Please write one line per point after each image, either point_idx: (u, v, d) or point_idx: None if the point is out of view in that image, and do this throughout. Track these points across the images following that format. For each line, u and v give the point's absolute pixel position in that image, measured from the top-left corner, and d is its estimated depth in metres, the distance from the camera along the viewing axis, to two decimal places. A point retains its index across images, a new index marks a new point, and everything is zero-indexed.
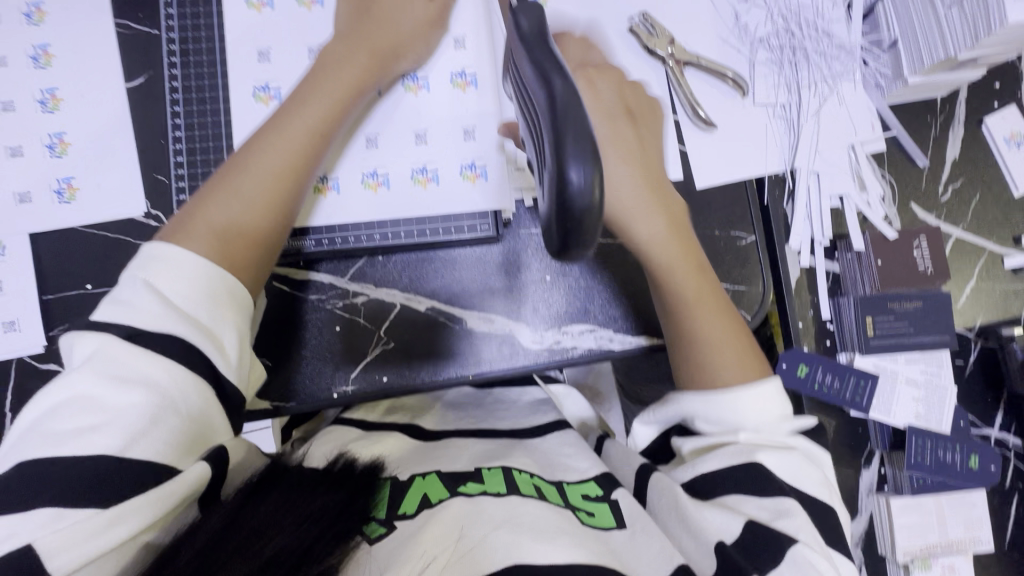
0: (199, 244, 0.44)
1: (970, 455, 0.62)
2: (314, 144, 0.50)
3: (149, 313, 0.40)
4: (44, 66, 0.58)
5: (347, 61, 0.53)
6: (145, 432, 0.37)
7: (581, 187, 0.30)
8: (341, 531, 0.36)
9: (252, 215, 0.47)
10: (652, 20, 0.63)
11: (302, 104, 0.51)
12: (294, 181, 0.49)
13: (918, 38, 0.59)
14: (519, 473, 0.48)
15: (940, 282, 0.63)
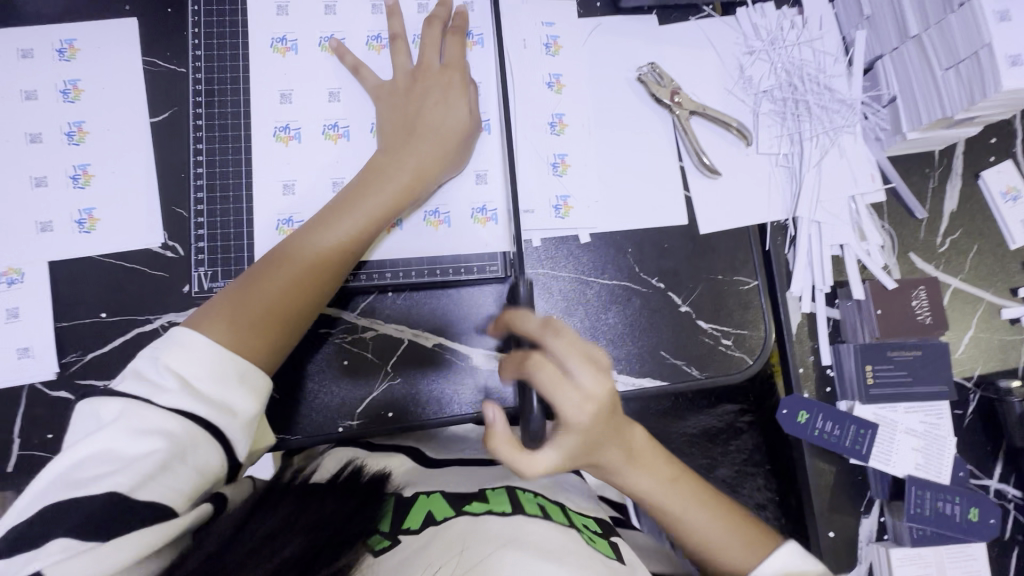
0: (227, 334, 0.45)
1: (970, 508, 0.62)
2: (350, 248, 0.52)
3: (164, 385, 0.41)
4: (73, 101, 0.60)
5: (389, 179, 0.54)
6: (155, 480, 0.39)
7: None
8: (343, 540, 0.39)
9: (269, 323, 0.48)
10: (659, 70, 0.65)
11: (340, 218, 0.52)
12: (320, 285, 0.51)
13: (916, 97, 0.62)
14: (523, 493, 0.51)
15: (939, 332, 0.64)
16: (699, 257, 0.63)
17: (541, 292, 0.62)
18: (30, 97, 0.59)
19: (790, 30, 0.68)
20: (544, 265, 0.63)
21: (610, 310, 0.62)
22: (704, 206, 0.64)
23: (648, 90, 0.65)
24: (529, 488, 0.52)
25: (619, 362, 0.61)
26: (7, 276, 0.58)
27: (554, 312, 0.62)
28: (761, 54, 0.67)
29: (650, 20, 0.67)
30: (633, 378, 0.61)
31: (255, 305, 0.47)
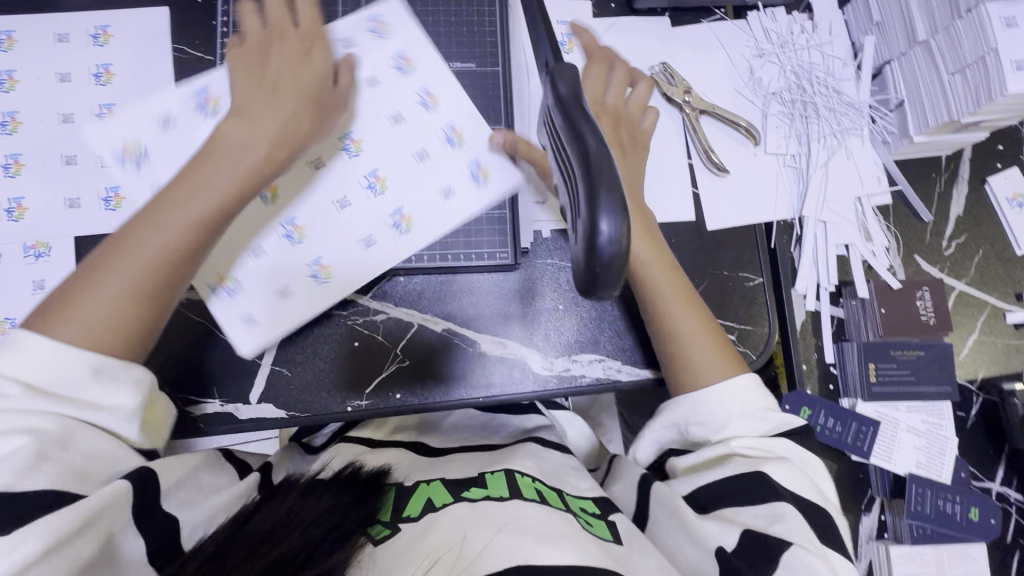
0: (73, 333, 0.43)
1: (971, 507, 0.62)
2: (202, 230, 0.48)
3: (7, 392, 0.41)
4: (104, 84, 0.62)
5: (240, 154, 0.50)
6: (43, 466, 0.39)
7: (609, 239, 0.28)
8: (346, 530, 0.39)
9: (113, 309, 0.45)
10: (671, 70, 0.67)
11: (185, 197, 0.48)
12: (167, 276, 0.47)
13: (924, 100, 0.63)
14: (522, 477, 0.50)
15: (942, 332, 0.64)
16: (706, 251, 0.64)
17: (549, 281, 0.64)
18: (64, 79, 0.62)
19: (800, 35, 0.69)
20: (553, 255, 0.64)
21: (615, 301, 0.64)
22: (711, 202, 0.65)
23: (660, 89, 0.67)
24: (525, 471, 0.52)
25: (623, 352, 0.63)
26: (34, 250, 0.60)
27: (561, 300, 0.64)
28: (771, 57, 0.69)
29: (663, 21, 0.69)
30: (635, 368, 0.63)
31: (100, 293, 0.45)
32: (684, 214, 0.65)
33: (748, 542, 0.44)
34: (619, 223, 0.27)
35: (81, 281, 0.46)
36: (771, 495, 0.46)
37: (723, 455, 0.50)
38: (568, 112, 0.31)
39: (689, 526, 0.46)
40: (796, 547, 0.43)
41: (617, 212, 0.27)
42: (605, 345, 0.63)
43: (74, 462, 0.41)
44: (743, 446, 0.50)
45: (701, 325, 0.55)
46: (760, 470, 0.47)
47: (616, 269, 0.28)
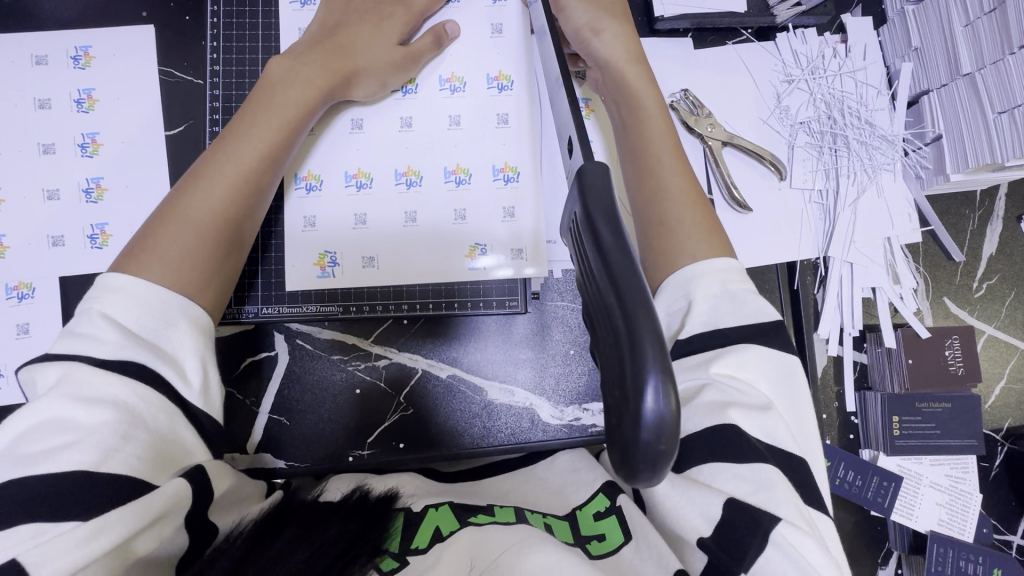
0: (155, 271, 0.44)
1: (993, 569, 0.59)
2: (263, 168, 0.50)
3: (105, 338, 0.40)
4: (87, 110, 0.58)
5: (299, 78, 0.52)
6: (118, 449, 0.36)
7: (654, 420, 0.22)
8: (349, 561, 0.35)
9: (200, 241, 0.46)
10: (694, 97, 0.63)
11: (250, 127, 0.50)
12: (248, 201, 0.49)
13: (964, 137, 0.59)
14: (531, 510, 0.47)
15: (970, 383, 0.61)
16: None
17: (560, 324, 0.61)
18: (44, 106, 0.58)
19: (832, 59, 0.64)
20: (564, 297, 0.61)
21: None
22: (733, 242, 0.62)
23: (681, 117, 0.62)
24: (537, 506, 0.48)
25: None
26: (17, 291, 0.56)
27: (573, 345, 0.61)
28: (800, 84, 0.64)
29: (686, 43, 0.64)
30: None
31: (187, 229, 0.46)
32: None
33: (732, 516, 0.38)
34: (663, 389, 0.22)
35: (160, 223, 0.46)
36: (754, 456, 0.39)
37: (700, 385, 0.43)
38: (603, 231, 0.25)
39: (664, 503, 0.40)
40: (786, 523, 0.37)
41: (662, 377, 0.22)
42: None
43: (148, 448, 0.38)
44: (725, 373, 0.42)
45: (693, 207, 0.49)
46: (727, 420, 0.40)
47: (660, 449, 0.23)
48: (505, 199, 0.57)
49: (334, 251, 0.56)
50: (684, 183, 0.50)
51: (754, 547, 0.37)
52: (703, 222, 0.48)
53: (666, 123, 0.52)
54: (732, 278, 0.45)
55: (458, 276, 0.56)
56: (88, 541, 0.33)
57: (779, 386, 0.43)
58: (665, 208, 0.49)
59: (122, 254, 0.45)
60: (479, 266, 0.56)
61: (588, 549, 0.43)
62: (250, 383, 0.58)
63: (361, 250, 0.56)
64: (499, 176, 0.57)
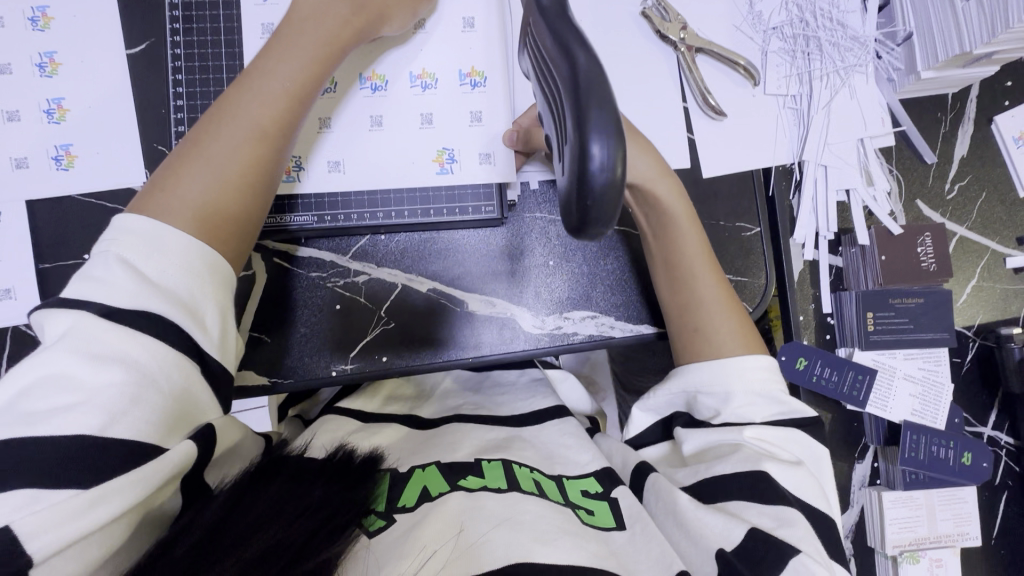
0: (174, 215, 0.40)
1: (964, 452, 0.62)
2: (289, 111, 0.45)
3: (122, 284, 0.37)
4: (43, 29, 0.56)
5: (327, 10, 0.48)
6: (127, 413, 0.34)
7: (603, 162, 0.28)
8: (340, 524, 0.35)
9: (228, 189, 0.43)
10: (666, 3, 0.61)
11: (277, 63, 0.46)
12: (276, 148, 0.45)
13: (933, 32, 0.59)
14: (519, 467, 0.47)
15: (943, 278, 0.63)
16: (702, 200, 0.62)
17: (539, 236, 0.61)
18: None
19: None
20: (542, 210, 0.61)
21: (606, 260, 0.62)
22: (709, 147, 0.61)
23: (653, 26, 0.61)
24: (524, 461, 0.48)
25: (616, 308, 0.61)
26: None
27: (552, 257, 0.61)
28: None
29: None
30: (630, 324, 0.61)
31: (209, 174, 0.42)
32: (680, 160, 0.61)
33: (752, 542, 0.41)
34: (607, 146, 0.28)
35: (181, 163, 0.43)
36: (779, 500, 0.44)
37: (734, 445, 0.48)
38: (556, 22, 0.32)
39: (686, 515, 0.44)
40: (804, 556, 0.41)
41: (607, 132, 0.28)
42: (598, 301, 0.61)
43: (162, 411, 0.36)
44: (757, 437, 0.48)
45: (718, 284, 0.55)
46: (760, 468, 0.45)
47: (610, 189, 0.28)
48: (473, 103, 0.58)
49: (298, 155, 0.55)
50: (718, 286, 0.55)
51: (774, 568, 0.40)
52: (729, 304, 0.55)
53: (694, 226, 0.56)
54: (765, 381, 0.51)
55: (425, 180, 0.57)
56: (84, 513, 0.31)
57: (802, 450, 0.49)
58: (706, 306, 0.54)
59: (140, 195, 0.42)
60: (449, 172, 0.57)
61: (578, 517, 0.43)
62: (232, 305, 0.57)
63: (326, 154, 0.56)
64: (465, 81, 0.58)
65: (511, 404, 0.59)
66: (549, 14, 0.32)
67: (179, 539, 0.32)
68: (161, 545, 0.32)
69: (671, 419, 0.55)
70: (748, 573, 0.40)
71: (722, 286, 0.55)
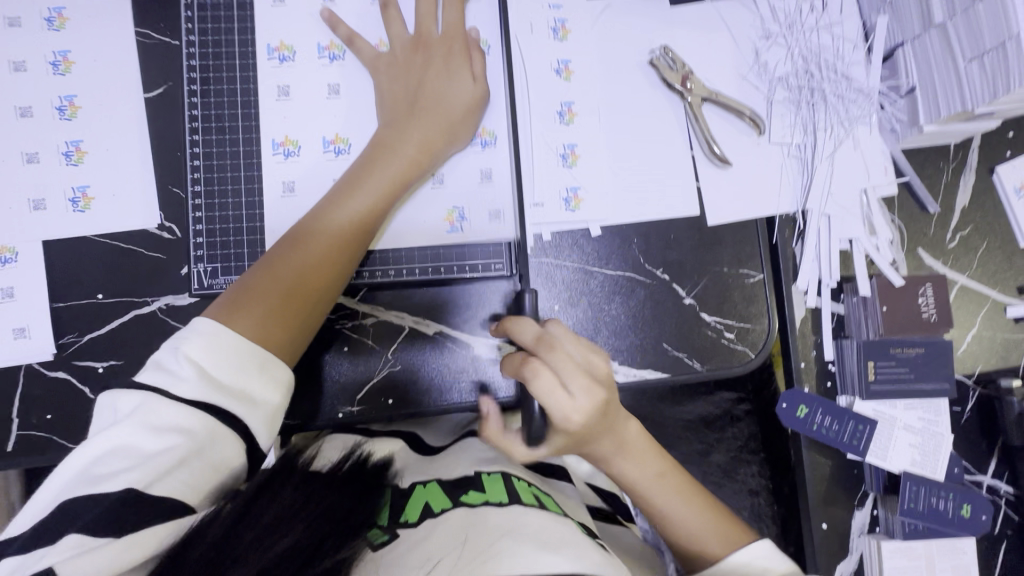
0: (249, 324, 0.44)
1: (962, 504, 0.63)
2: (357, 239, 0.51)
3: (182, 376, 0.40)
4: (63, 73, 0.58)
5: (398, 150, 0.54)
6: (169, 478, 0.37)
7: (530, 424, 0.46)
8: (348, 529, 0.37)
9: (289, 304, 0.47)
10: (673, 54, 0.62)
11: (351, 195, 0.52)
12: (336, 272, 0.50)
13: (936, 88, 0.60)
14: (519, 480, 0.49)
15: (943, 330, 0.63)
16: (706, 248, 0.62)
17: (545, 280, 0.61)
18: (20, 68, 0.57)
19: (810, 14, 0.65)
20: (550, 255, 0.61)
21: (614, 300, 0.61)
22: (713, 195, 0.62)
23: (660, 75, 0.62)
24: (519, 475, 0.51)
25: (620, 353, 0.61)
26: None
27: (557, 301, 0.61)
28: (778, 39, 0.64)
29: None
30: (635, 369, 0.61)
31: (278, 291, 0.47)
32: (685, 209, 0.62)
33: None
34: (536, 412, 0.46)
35: (256, 278, 0.47)
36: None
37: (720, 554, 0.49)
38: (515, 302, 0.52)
39: None
40: None
41: None
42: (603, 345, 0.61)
43: (203, 480, 0.39)
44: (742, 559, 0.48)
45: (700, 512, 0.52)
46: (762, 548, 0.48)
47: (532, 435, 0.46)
48: (482, 161, 0.60)
49: None
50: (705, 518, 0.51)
51: None
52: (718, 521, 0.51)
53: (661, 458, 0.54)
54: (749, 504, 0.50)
55: (436, 238, 0.59)
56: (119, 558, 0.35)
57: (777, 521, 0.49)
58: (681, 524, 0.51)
59: (219, 301, 0.46)
60: (458, 232, 0.59)
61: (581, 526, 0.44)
62: None
63: None
64: (476, 140, 0.60)
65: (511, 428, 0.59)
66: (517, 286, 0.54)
67: (203, 532, 0.34)
68: (190, 535, 0.35)
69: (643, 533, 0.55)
70: None
71: (707, 511, 0.52)
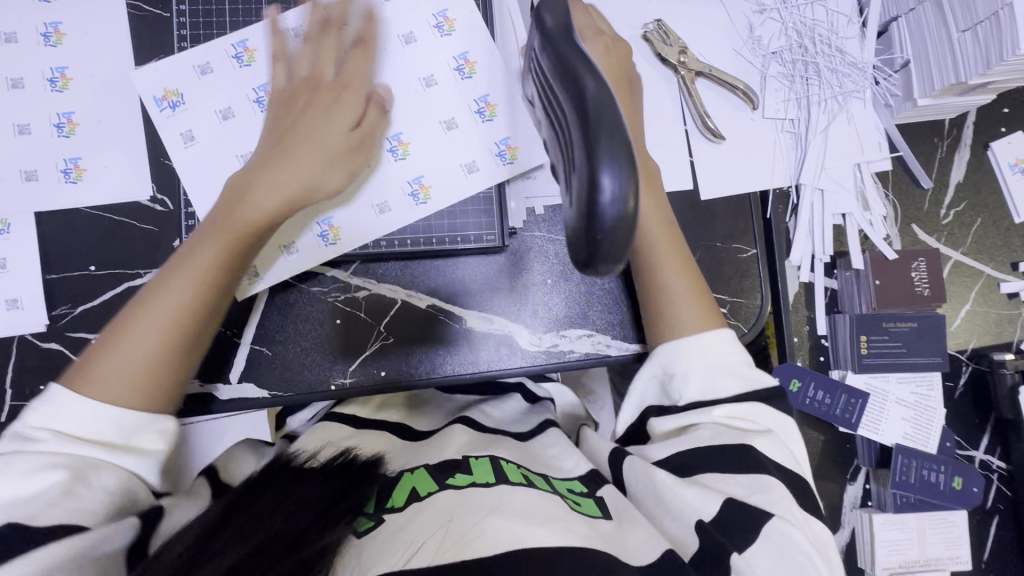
0: (110, 384, 0.42)
1: (955, 476, 0.63)
2: (222, 275, 0.47)
3: None
4: (54, 45, 0.57)
5: (269, 181, 0.50)
6: None
7: (613, 198, 0.27)
8: (334, 516, 0.36)
9: (154, 353, 0.43)
10: (666, 28, 0.62)
11: (206, 236, 0.47)
12: (199, 318, 0.46)
13: (930, 61, 0.60)
14: (507, 462, 0.46)
15: (935, 303, 0.64)
16: (699, 221, 0.62)
17: (537, 254, 0.61)
18: (10, 40, 0.57)
19: None
20: (542, 230, 0.62)
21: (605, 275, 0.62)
22: (707, 170, 0.62)
23: (654, 49, 0.62)
24: (513, 458, 0.48)
25: (613, 326, 0.61)
26: None
27: (550, 275, 0.61)
28: (772, 13, 0.63)
29: None
30: (626, 343, 0.61)
31: (131, 345, 0.43)
32: (680, 182, 0.61)
33: (728, 511, 0.40)
34: (618, 177, 0.27)
35: (112, 333, 0.44)
36: (757, 466, 0.42)
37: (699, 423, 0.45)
38: (561, 46, 0.31)
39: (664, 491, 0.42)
40: (778, 519, 0.39)
41: (618, 168, 0.27)
42: (595, 319, 0.61)
43: None
44: (726, 415, 0.45)
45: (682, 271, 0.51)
46: (746, 441, 0.43)
47: (618, 233, 0.28)
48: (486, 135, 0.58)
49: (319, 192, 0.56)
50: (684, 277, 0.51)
51: (747, 538, 0.39)
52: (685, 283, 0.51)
53: (678, 257, 0.51)
54: (729, 353, 0.48)
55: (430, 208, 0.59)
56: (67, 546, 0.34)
57: (775, 420, 0.46)
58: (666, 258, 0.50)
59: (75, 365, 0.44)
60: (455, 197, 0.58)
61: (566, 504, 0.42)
62: (235, 318, 0.58)
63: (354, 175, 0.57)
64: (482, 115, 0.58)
65: (497, 416, 0.59)
66: (553, 37, 0.32)
67: (178, 539, 0.34)
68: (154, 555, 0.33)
69: (644, 415, 0.50)
70: (726, 541, 0.39)
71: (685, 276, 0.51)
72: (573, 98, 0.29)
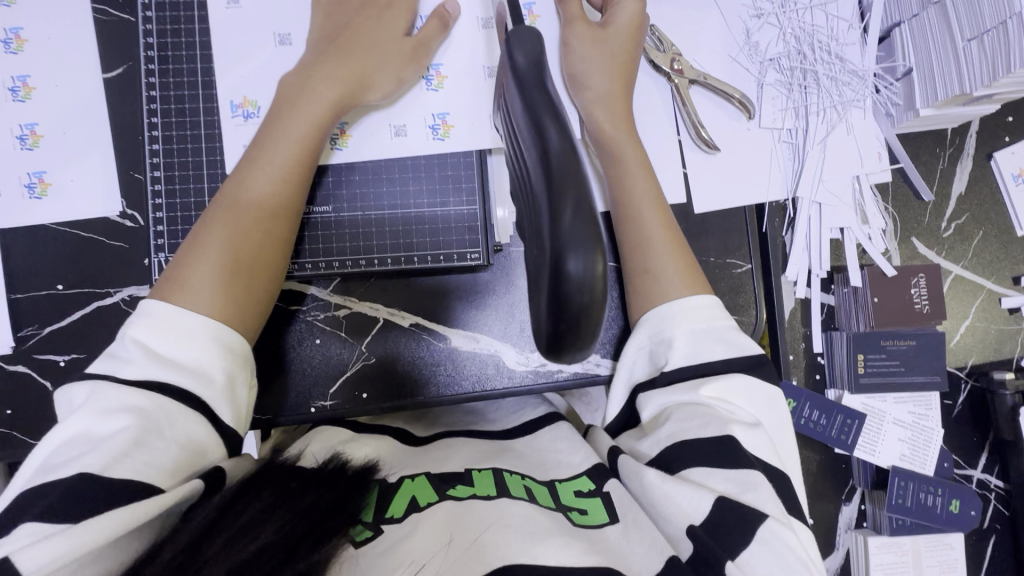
0: (203, 291, 0.41)
1: (952, 499, 0.61)
2: (288, 190, 0.46)
3: None
4: (15, 52, 0.55)
5: (311, 92, 0.48)
6: None
7: (582, 275, 0.24)
8: (327, 531, 0.33)
9: (232, 278, 0.42)
10: (660, 33, 0.59)
11: (269, 149, 0.46)
12: (274, 237, 0.45)
13: (933, 69, 0.57)
14: (510, 473, 0.43)
15: (936, 321, 0.62)
16: (691, 236, 0.60)
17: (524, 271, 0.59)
18: None
19: None
20: None
21: None
22: (701, 183, 0.59)
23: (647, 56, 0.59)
24: (518, 467, 0.45)
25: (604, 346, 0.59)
26: None
27: None
28: (770, 18, 0.61)
29: None
30: None
31: (206, 271, 0.42)
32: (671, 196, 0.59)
33: (721, 510, 0.38)
34: (591, 253, 0.24)
35: (188, 255, 0.42)
36: (744, 463, 0.39)
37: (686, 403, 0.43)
38: (530, 92, 0.28)
39: (654, 492, 0.40)
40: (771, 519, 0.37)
41: (589, 245, 0.24)
42: None
43: None
44: (715, 395, 0.43)
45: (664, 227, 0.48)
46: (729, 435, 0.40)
47: (585, 299, 0.25)
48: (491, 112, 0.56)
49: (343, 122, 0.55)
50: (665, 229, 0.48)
51: (744, 543, 0.36)
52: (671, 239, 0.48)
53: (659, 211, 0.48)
54: (714, 315, 0.45)
55: (412, 225, 0.56)
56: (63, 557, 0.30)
57: (765, 410, 0.43)
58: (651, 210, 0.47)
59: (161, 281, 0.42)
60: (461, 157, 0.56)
61: (570, 519, 0.39)
62: None
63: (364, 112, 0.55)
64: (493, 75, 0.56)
65: (501, 420, 0.56)
66: (525, 77, 0.29)
67: (170, 541, 0.31)
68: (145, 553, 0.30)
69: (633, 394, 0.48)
70: (714, 545, 0.37)
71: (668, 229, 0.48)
72: (539, 151, 0.26)
